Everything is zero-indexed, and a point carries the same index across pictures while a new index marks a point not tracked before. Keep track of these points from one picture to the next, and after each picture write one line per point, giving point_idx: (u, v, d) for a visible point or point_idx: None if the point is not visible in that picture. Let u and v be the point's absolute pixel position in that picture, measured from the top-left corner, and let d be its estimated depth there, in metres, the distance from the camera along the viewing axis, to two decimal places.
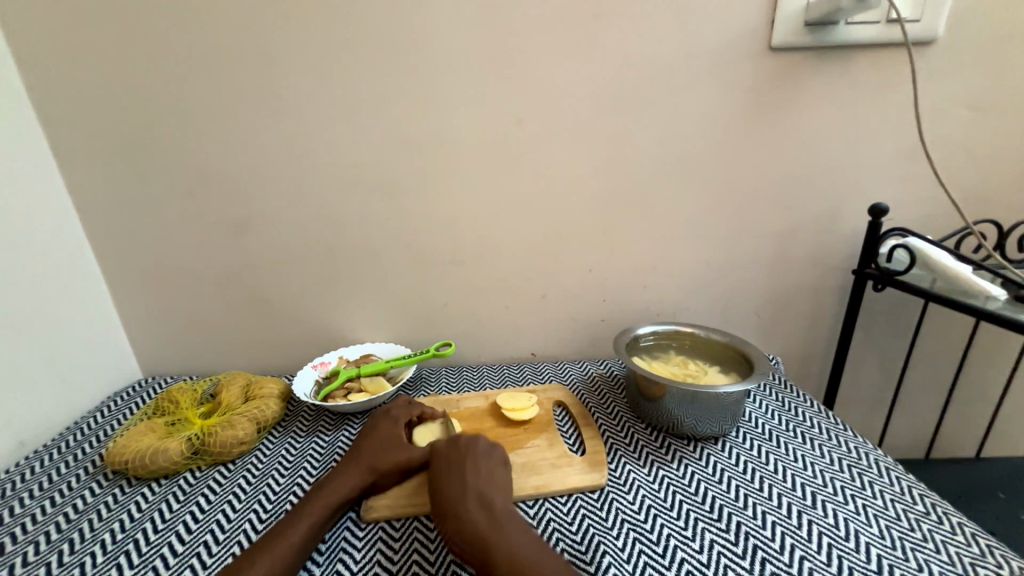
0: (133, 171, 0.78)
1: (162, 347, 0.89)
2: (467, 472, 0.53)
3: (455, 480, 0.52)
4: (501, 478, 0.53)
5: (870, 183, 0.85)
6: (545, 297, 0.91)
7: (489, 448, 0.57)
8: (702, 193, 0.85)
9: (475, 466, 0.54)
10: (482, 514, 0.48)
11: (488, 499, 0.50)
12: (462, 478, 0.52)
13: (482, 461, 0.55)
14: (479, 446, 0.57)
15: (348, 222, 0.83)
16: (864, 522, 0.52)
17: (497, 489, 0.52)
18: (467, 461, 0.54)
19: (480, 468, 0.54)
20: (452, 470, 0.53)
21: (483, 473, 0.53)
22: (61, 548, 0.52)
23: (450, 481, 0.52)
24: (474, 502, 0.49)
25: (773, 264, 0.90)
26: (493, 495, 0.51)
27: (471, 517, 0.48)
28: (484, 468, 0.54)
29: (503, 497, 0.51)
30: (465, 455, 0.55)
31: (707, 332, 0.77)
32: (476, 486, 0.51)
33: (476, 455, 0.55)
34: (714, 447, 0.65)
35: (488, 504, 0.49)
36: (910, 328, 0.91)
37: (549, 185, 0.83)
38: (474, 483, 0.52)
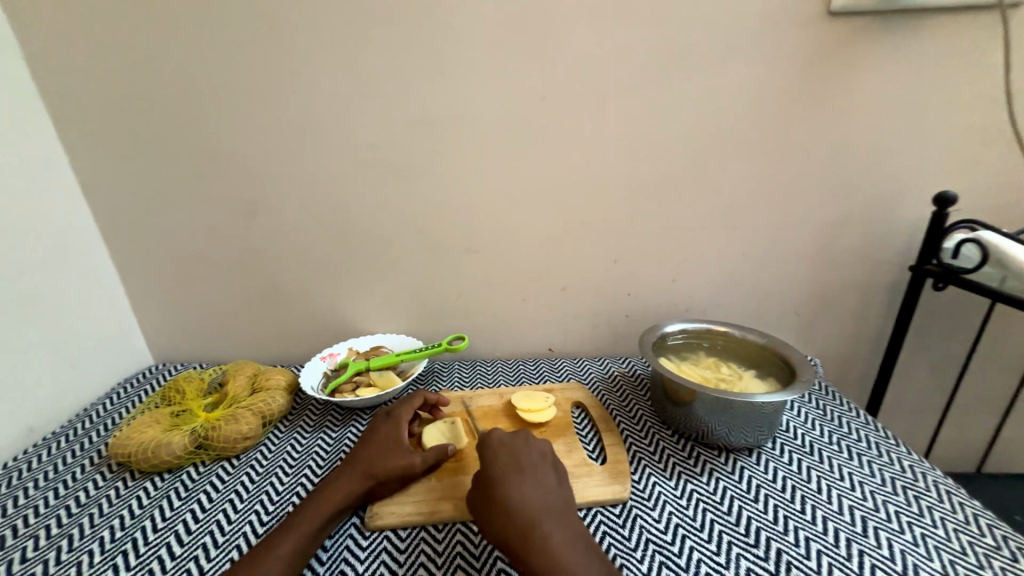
0: (138, 151, 0.75)
1: (171, 334, 0.88)
2: (532, 482, 0.48)
3: (522, 489, 0.47)
4: (566, 491, 0.49)
5: (933, 169, 0.76)
6: (565, 289, 0.85)
7: (548, 455, 0.53)
8: (741, 179, 0.78)
9: (538, 476, 0.49)
10: (557, 530, 0.44)
11: (559, 515, 0.46)
12: (530, 488, 0.48)
13: (544, 470, 0.50)
14: (538, 453, 0.52)
15: (358, 208, 0.79)
16: (924, 555, 0.46)
17: (563, 503, 0.48)
18: (530, 470, 0.50)
19: (543, 478, 0.49)
20: (515, 476, 0.49)
21: (547, 484, 0.49)
22: (61, 543, 0.50)
23: (514, 489, 0.47)
24: (546, 517, 0.45)
25: (816, 258, 0.82)
26: (563, 511, 0.47)
27: (548, 534, 0.43)
28: (548, 480, 0.49)
29: (570, 513, 0.47)
30: (527, 463, 0.50)
31: (742, 331, 0.71)
32: (545, 499, 0.47)
33: (537, 463, 0.51)
34: (748, 460, 0.59)
35: (560, 520, 0.45)
36: (969, 332, 0.82)
37: (573, 170, 0.77)
38: (542, 496, 0.47)
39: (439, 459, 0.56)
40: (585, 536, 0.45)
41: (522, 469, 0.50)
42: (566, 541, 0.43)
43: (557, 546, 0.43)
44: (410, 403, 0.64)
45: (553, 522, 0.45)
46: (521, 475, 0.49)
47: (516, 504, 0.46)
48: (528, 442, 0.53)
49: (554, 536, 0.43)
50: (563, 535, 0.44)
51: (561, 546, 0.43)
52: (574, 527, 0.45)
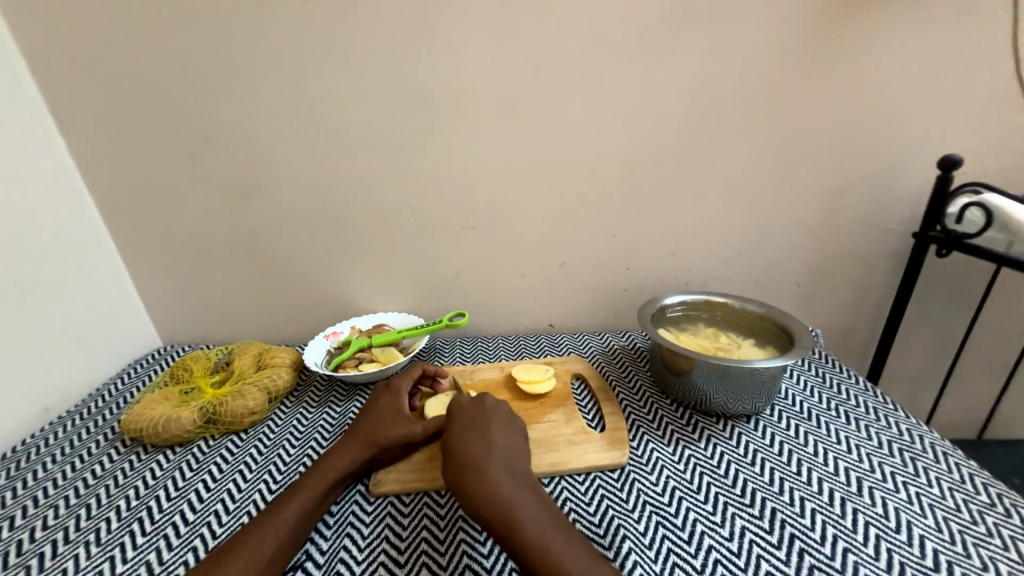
0: (133, 133, 0.75)
1: (177, 316, 0.89)
2: (483, 434, 0.50)
3: (471, 440, 0.49)
4: (518, 444, 0.51)
5: (939, 133, 0.75)
6: (564, 264, 0.85)
7: (506, 410, 0.54)
8: (741, 148, 0.76)
9: (489, 428, 0.51)
10: (500, 474, 0.46)
11: (504, 462, 0.47)
12: (480, 439, 0.49)
13: (498, 423, 0.52)
14: (495, 407, 0.54)
15: (355, 186, 0.79)
16: (918, 512, 0.46)
17: (513, 454, 0.49)
18: (484, 422, 0.51)
19: (495, 430, 0.51)
20: (468, 430, 0.50)
21: (499, 435, 0.50)
22: (79, 513, 0.52)
23: (463, 439, 0.49)
24: (491, 462, 0.46)
25: (818, 227, 0.82)
26: (510, 458, 0.48)
27: (489, 478, 0.45)
28: (501, 432, 0.51)
29: (519, 461, 0.48)
30: (481, 417, 0.52)
31: (741, 302, 0.71)
32: (493, 448, 0.48)
33: (492, 417, 0.52)
34: (745, 426, 0.60)
35: (505, 467, 0.47)
36: (973, 299, 0.81)
37: (570, 142, 0.76)
38: (490, 445, 0.49)
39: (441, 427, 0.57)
40: (528, 482, 0.46)
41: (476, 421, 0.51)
42: (506, 484, 0.45)
43: (495, 488, 0.44)
44: (411, 376, 0.65)
45: (497, 469, 0.46)
46: (472, 428, 0.51)
47: (463, 454, 0.48)
48: (487, 400, 0.55)
49: (495, 480, 0.45)
50: (506, 479, 0.45)
51: (500, 490, 0.44)
52: (519, 473, 0.47)
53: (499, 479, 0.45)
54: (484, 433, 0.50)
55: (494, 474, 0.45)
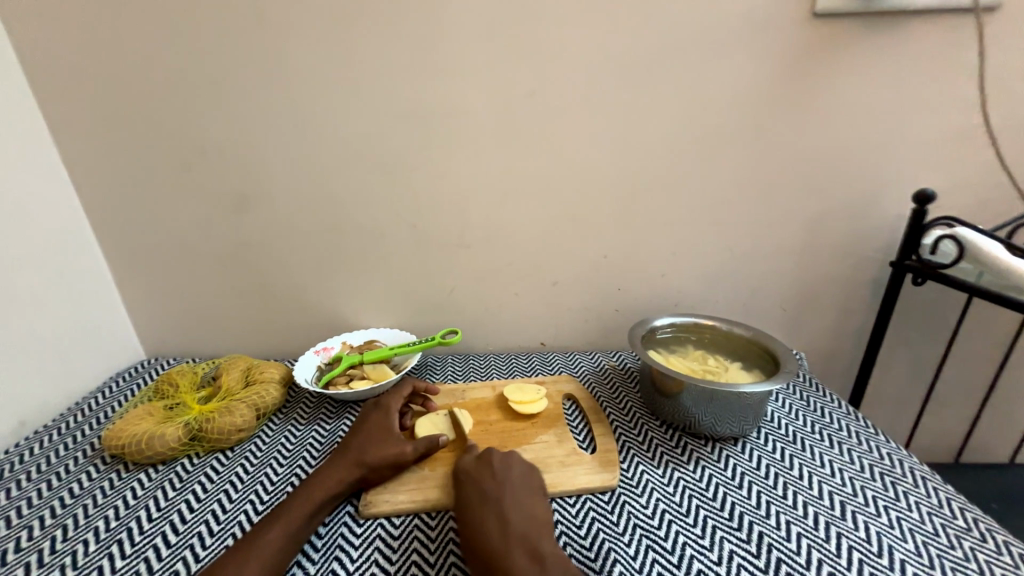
0: (128, 143, 0.75)
1: (163, 328, 0.87)
2: (496, 510, 0.48)
3: (485, 519, 0.47)
4: (536, 513, 0.49)
5: (913, 166, 0.79)
6: (557, 284, 0.86)
7: (516, 475, 0.53)
8: (728, 175, 0.79)
9: (502, 501, 0.49)
10: (520, 557, 0.43)
11: (523, 540, 0.45)
12: (493, 516, 0.47)
13: (510, 494, 0.50)
14: (504, 476, 0.52)
15: (351, 202, 0.80)
16: (899, 536, 0.48)
17: (531, 524, 0.47)
18: (495, 495, 0.50)
19: (509, 503, 0.49)
20: (480, 505, 0.49)
21: (514, 508, 0.48)
22: (55, 533, 0.50)
23: (476, 521, 0.47)
24: (510, 545, 0.44)
25: (802, 253, 0.85)
26: (522, 522, 0.47)
27: (509, 564, 0.43)
28: (514, 503, 0.49)
29: (539, 535, 0.46)
30: (492, 489, 0.51)
31: (728, 325, 0.72)
32: (508, 524, 0.47)
33: (503, 487, 0.51)
34: (733, 449, 0.61)
35: (524, 545, 0.45)
36: (948, 326, 0.85)
37: (564, 165, 0.78)
38: (506, 522, 0.47)
39: (431, 447, 0.57)
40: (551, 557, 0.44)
41: (487, 498, 0.50)
42: (530, 564, 0.43)
43: (517, 574, 0.42)
44: (399, 395, 0.65)
45: (516, 550, 0.44)
46: (483, 505, 0.49)
47: (479, 536, 0.46)
48: (495, 464, 0.54)
49: (514, 565, 0.42)
50: (527, 562, 0.43)
51: (523, 575, 0.42)
52: (540, 549, 0.45)
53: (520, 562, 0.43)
54: (498, 509, 0.48)
55: (514, 556, 0.43)
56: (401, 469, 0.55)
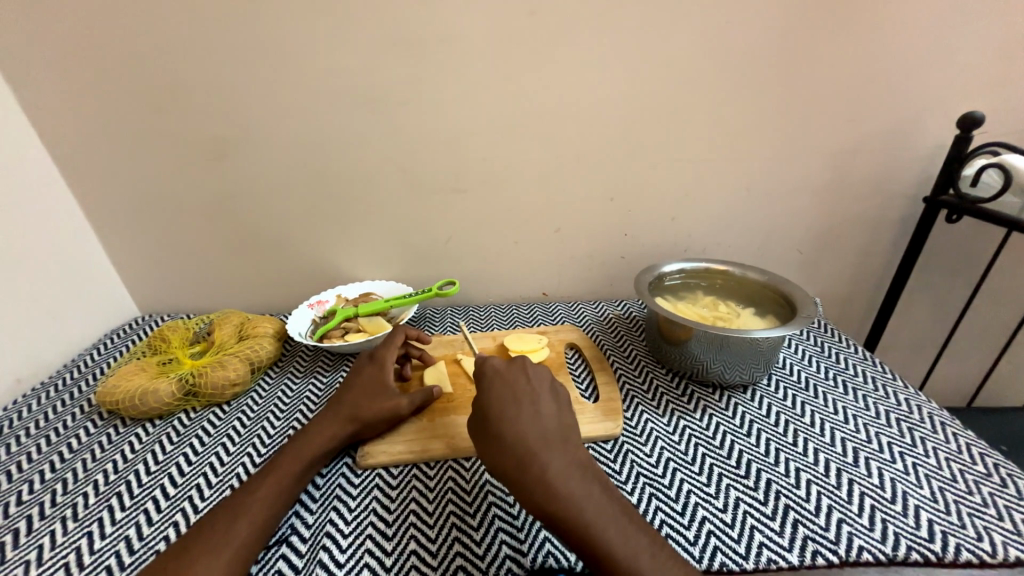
0: (87, 81, 0.68)
1: (153, 285, 0.85)
2: (512, 378, 0.49)
3: (497, 385, 0.48)
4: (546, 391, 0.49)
5: (958, 89, 0.70)
6: (558, 230, 0.81)
7: (548, 382, 0.50)
8: (751, 104, 0.71)
9: (537, 402, 0.46)
10: (557, 462, 0.41)
11: (534, 410, 0.46)
12: (506, 388, 0.47)
13: (544, 396, 0.48)
14: (539, 381, 0.49)
15: (336, 144, 0.74)
16: (914, 483, 0.46)
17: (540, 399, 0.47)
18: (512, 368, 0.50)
19: (546, 408, 0.46)
20: (496, 383, 0.48)
21: (530, 381, 0.49)
22: (55, 487, 0.51)
23: (515, 419, 0.44)
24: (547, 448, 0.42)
25: (824, 192, 0.78)
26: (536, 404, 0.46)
27: (513, 427, 0.43)
28: (548, 405, 0.47)
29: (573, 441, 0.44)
30: (528, 391, 0.48)
31: (742, 270, 0.68)
32: (519, 396, 0.47)
33: (537, 390, 0.48)
34: (741, 396, 0.59)
35: (564, 453, 0.42)
36: (977, 267, 0.80)
37: (567, 97, 0.71)
38: (518, 390, 0.47)
39: (426, 399, 0.55)
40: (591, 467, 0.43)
41: (525, 402, 0.46)
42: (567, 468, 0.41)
43: (554, 477, 0.40)
44: (394, 346, 0.61)
45: (556, 455, 0.42)
46: (498, 374, 0.49)
47: (515, 435, 0.43)
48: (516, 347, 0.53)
49: (519, 428, 0.43)
50: (567, 470, 0.41)
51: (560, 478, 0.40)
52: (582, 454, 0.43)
53: (560, 467, 0.41)
54: (534, 412, 0.45)
55: (554, 462, 0.41)
56: (396, 421, 0.54)
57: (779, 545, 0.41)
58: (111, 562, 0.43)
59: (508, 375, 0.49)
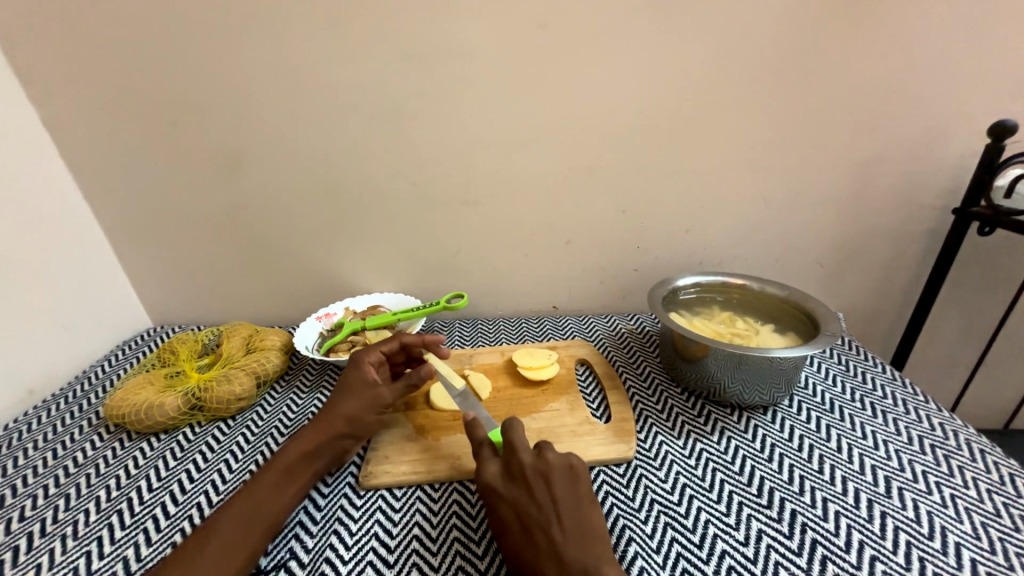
0: (107, 97, 0.70)
1: (165, 296, 0.85)
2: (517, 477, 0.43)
3: (502, 489, 0.43)
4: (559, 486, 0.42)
5: (989, 96, 0.67)
6: (570, 243, 0.80)
7: (559, 473, 0.43)
8: (768, 114, 0.70)
9: (547, 509, 0.40)
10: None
11: (545, 520, 0.40)
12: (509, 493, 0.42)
13: (554, 494, 0.41)
14: (546, 475, 0.43)
15: (347, 157, 0.74)
16: (953, 517, 0.42)
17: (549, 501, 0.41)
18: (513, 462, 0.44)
19: (563, 518, 0.40)
20: (499, 488, 0.43)
21: (536, 479, 0.42)
22: (58, 503, 0.50)
23: (522, 540, 0.39)
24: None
25: (846, 203, 0.75)
26: (548, 510, 0.40)
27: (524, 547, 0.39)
28: (560, 510, 0.40)
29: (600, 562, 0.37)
30: (534, 493, 0.42)
31: (761, 284, 0.65)
32: (525, 503, 0.41)
33: (545, 488, 0.42)
34: (762, 418, 0.56)
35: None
36: (1013, 281, 0.75)
37: (579, 109, 0.70)
38: (525, 493, 0.42)
39: (410, 389, 0.56)
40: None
41: (538, 513, 0.40)
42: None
43: None
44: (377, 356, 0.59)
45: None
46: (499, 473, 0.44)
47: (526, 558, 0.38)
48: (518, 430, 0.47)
49: (529, 548, 0.39)
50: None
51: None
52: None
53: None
54: (549, 528, 0.39)
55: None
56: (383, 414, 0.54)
57: None
58: None
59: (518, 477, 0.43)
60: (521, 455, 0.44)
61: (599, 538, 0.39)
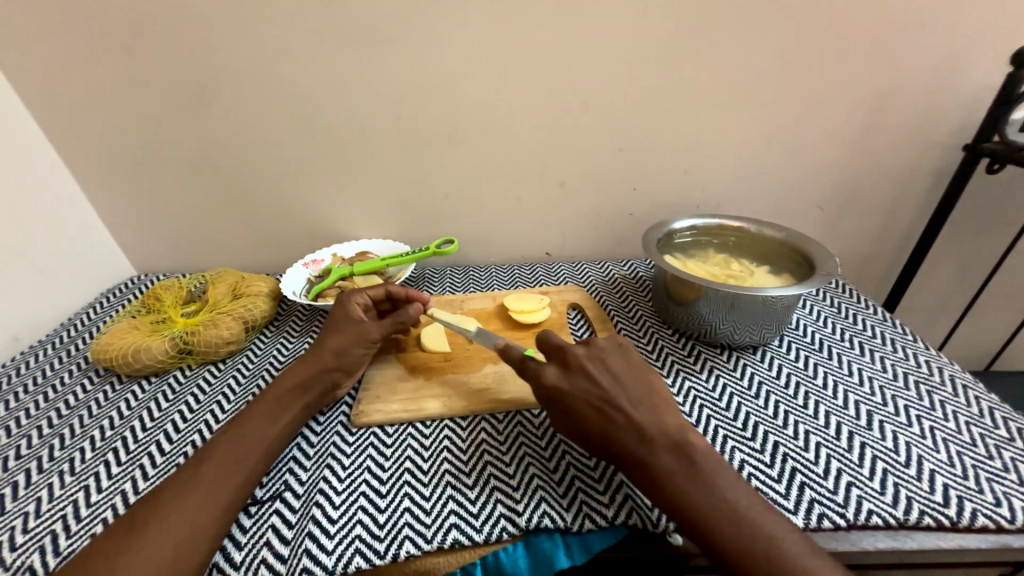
0: (54, 20, 0.63)
1: (145, 243, 0.83)
2: (579, 371, 0.44)
3: (567, 384, 0.43)
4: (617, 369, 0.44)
5: (1016, 21, 0.63)
6: (563, 185, 0.77)
7: (613, 358, 0.46)
8: (777, 40, 0.64)
9: (618, 389, 0.43)
10: (664, 454, 0.38)
11: (620, 398, 0.42)
12: (576, 386, 0.43)
13: (619, 377, 0.44)
14: (605, 363, 0.45)
15: (324, 90, 0.68)
16: (930, 447, 0.44)
17: (616, 383, 0.43)
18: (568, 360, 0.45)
19: (630, 393, 0.42)
20: (565, 385, 0.43)
21: (596, 369, 0.44)
22: (52, 442, 0.51)
23: (605, 424, 0.40)
24: (648, 443, 0.39)
25: (853, 141, 0.72)
26: (618, 390, 0.42)
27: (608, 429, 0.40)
28: (626, 386, 0.43)
29: (671, 421, 0.41)
30: (601, 380, 0.43)
31: (758, 226, 0.64)
32: (597, 388, 0.42)
33: (609, 374, 0.44)
34: (751, 357, 0.56)
35: (667, 441, 0.39)
36: (1014, 224, 0.74)
37: (574, 35, 0.64)
38: (592, 383, 0.43)
39: (399, 328, 0.56)
40: (698, 446, 0.39)
41: (606, 394, 0.42)
42: (677, 461, 0.38)
43: (668, 467, 0.38)
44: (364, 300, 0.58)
45: (659, 445, 0.39)
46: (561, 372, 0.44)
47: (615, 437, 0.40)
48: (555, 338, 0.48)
49: (614, 428, 0.40)
50: (675, 462, 0.38)
51: (673, 473, 0.38)
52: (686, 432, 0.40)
53: (668, 463, 0.38)
54: (622, 406, 0.41)
55: (659, 459, 0.38)
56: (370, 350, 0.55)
57: (784, 508, 0.39)
58: (107, 515, 0.43)
59: (576, 370, 0.44)
60: (573, 351, 0.45)
61: (662, 402, 0.42)
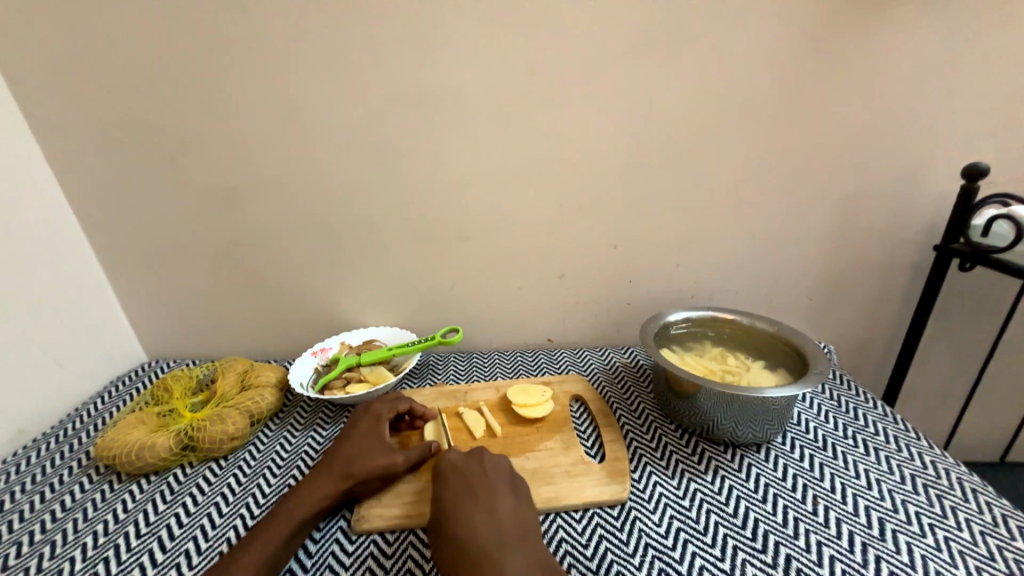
0: (115, 142, 0.72)
1: (162, 331, 0.86)
2: (474, 471, 0.50)
3: (463, 479, 0.49)
4: (505, 478, 0.50)
5: (962, 139, 0.71)
6: (563, 277, 0.81)
7: (506, 471, 0.51)
8: (752, 155, 0.72)
9: (495, 499, 0.47)
10: (491, 535, 0.43)
11: (496, 503, 0.46)
12: (463, 484, 0.48)
13: (501, 492, 0.48)
14: (492, 470, 0.50)
15: (345, 194, 0.75)
16: (947, 561, 0.42)
17: (498, 492, 0.48)
18: (475, 463, 0.51)
19: (502, 502, 0.47)
20: (458, 480, 0.49)
21: (492, 473, 0.50)
22: (43, 550, 0.49)
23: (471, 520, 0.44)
24: (479, 526, 0.44)
25: (831, 239, 0.77)
26: (498, 497, 0.47)
27: (473, 524, 0.44)
28: (505, 502, 0.47)
29: (510, 510, 0.46)
30: (483, 486, 0.48)
31: (750, 319, 0.67)
32: (479, 492, 0.47)
33: (494, 487, 0.48)
34: (755, 456, 0.56)
35: (498, 525, 0.44)
36: (997, 314, 0.77)
37: (569, 151, 0.73)
38: (481, 483, 0.48)
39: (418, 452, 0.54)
40: (534, 536, 0.44)
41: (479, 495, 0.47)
42: (504, 545, 0.42)
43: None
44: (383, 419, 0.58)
45: (505, 551, 0.42)
46: (465, 470, 0.50)
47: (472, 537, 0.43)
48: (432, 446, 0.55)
49: (479, 522, 0.44)
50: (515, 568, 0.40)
51: (500, 554, 0.41)
52: (525, 523, 0.45)
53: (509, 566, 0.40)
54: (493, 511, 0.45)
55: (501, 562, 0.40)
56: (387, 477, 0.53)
57: None
58: None
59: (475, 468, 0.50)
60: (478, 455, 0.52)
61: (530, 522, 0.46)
